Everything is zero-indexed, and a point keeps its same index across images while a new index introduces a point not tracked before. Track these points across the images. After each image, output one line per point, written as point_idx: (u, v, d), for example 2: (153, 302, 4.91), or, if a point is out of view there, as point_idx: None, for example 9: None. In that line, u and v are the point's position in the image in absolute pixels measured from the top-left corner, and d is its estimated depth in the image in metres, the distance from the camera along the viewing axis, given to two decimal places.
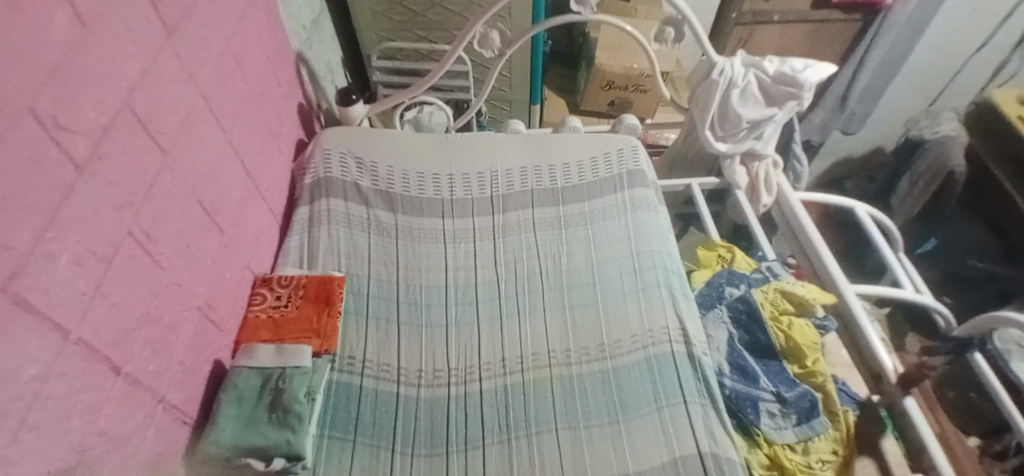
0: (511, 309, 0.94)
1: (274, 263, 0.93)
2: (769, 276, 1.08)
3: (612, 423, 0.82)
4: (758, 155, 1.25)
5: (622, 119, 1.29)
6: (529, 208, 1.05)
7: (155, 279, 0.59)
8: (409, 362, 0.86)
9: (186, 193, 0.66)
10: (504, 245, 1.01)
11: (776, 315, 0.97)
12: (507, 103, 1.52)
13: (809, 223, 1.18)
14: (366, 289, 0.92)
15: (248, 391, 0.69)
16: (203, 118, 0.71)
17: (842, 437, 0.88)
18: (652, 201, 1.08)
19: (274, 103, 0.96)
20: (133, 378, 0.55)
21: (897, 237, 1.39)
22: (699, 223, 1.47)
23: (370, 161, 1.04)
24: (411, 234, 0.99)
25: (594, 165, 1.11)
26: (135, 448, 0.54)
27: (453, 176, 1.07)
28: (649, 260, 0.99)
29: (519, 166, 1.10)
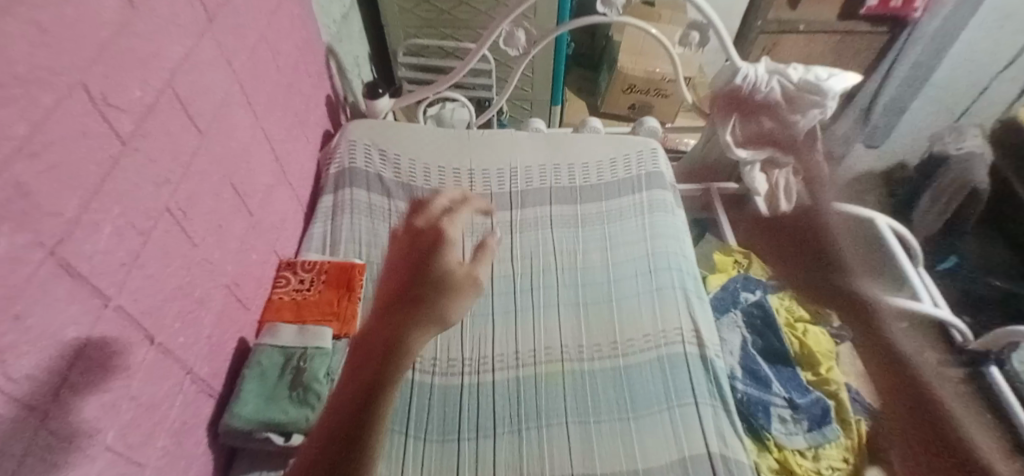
0: (526, 303, 0.95)
1: (298, 248, 0.95)
2: (785, 283, 1.10)
3: (622, 419, 0.82)
4: (778, 163, 1.25)
5: (642, 122, 1.30)
6: (547, 205, 1.07)
7: (187, 255, 0.61)
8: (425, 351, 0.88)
9: (219, 174, 0.69)
10: (521, 241, 1.02)
11: (791, 322, 1.02)
12: (529, 103, 1.54)
13: (827, 231, 1.17)
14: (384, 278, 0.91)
15: (270, 368, 0.71)
16: (237, 104, 0.74)
17: (854, 446, 0.89)
18: (669, 203, 1.09)
19: (303, 93, 0.98)
20: (164, 348, 0.57)
21: (917, 252, 1.39)
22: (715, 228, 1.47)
23: (393, 154, 1.07)
24: None
25: (613, 166, 1.13)
26: (162, 415, 0.57)
27: (474, 172, 1.09)
28: (664, 261, 0.99)
29: (538, 164, 1.12)
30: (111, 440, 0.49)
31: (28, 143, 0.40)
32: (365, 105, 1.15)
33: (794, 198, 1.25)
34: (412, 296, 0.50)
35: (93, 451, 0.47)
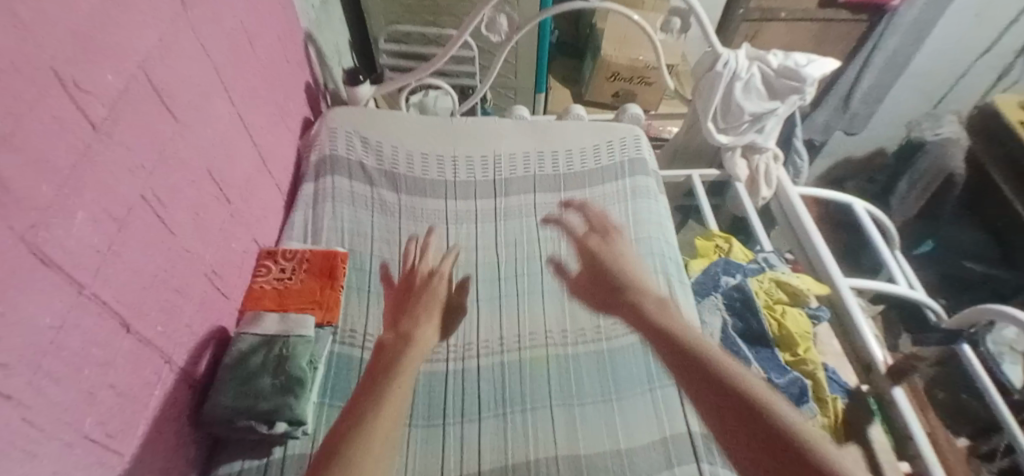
0: (510, 289, 0.95)
1: (279, 237, 0.93)
2: (765, 267, 1.11)
3: (605, 401, 0.84)
4: (759, 149, 1.27)
5: (625, 109, 1.31)
6: (532, 192, 1.07)
7: (165, 243, 0.60)
8: None
9: (197, 162, 0.68)
10: (506, 227, 1.03)
11: (770, 304, 1.03)
12: (512, 90, 1.53)
13: (805, 216, 1.19)
14: (369, 265, 0.91)
15: (252, 357, 0.70)
16: (214, 91, 0.73)
17: (831, 424, 0.94)
18: (652, 189, 1.11)
19: (282, 81, 0.97)
20: (143, 337, 0.56)
21: (894, 236, 1.41)
22: (697, 216, 1.48)
23: (375, 141, 1.06)
24: (414, 214, 1.00)
25: (596, 152, 1.14)
26: (141, 405, 0.56)
27: (457, 158, 1.08)
28: (648, 246, 1.02)
29: (522, 151, 1.12)
30: (90, 429, 0.49)
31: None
32: (347, 93, 1.14)
33: (774, 184, 1.27)
34: (411, 326, 0.67)
35: (69, 439, 0.47)
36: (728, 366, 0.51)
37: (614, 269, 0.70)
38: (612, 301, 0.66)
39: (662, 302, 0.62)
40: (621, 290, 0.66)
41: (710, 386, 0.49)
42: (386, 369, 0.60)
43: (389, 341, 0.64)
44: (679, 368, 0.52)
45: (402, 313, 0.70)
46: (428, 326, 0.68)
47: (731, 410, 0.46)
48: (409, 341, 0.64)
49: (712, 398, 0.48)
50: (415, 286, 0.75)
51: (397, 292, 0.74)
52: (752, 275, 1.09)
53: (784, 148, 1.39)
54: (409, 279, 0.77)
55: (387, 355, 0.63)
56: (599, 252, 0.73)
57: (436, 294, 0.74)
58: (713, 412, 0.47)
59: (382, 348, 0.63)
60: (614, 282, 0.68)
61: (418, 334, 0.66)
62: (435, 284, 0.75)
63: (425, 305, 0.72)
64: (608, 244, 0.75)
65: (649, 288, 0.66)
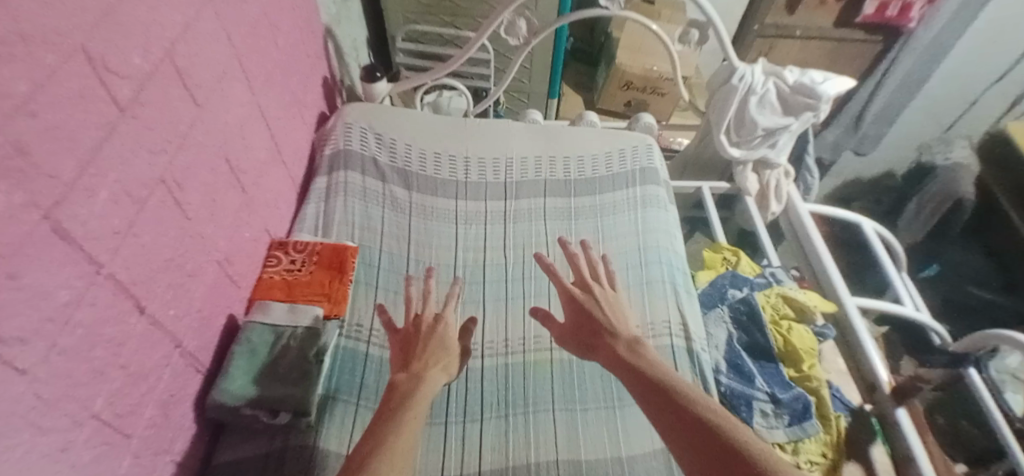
0: (516, 292, 0.95)
1: (290, 228, 0.94)
2: (772, 282, 1.11)
3: (608, 408, 0.84)
4: (770, 164, 1.27)
5: (639, 118, 1.31)
6: (542, 197, 1.07)
7: (181, 228, 0.61)
8: None
9: (214, 149, 0.68)
10: (515, 230, 1.03)
11: (776, 319, 1.03)
12: (526, 95, 1.54)
13: (814, 233, 1.19)
14: (377, 261, 0.91)
15: (260, 346, 0.70)
16: (236, 79, 0.73)
17: (833, 441, 0.93)
18: (662, 199, 1.11)
19: (301, 73, 0.98)
20: (155, 319, 0.57)
21: (902, 258, 1.41)
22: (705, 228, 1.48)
23: (389, 138, 1.06)
24: (424, 213, 1.00)
25: (608, 159, 1.14)
26: (150, 386, 0.56)
27: (469, 159, 1.09)
28: (656, 256, 1.03)
29: (534, 155, 1.12)
30: (99, 408, 0.49)
31: (30, 102, 0.40)
32: (363, 88, 1.14)
33: (784, 199, 1.27)
34: (421, 368, 0.65)
35: (79, 416, 0.47)
36: (701, 403, 0.55)
37: (595, 311, 0.72)
38: (597, 347, 0.68)
39: (635, 342, 0.66)
40: (602, 333, 0.69)
41: (685, 429, 0.53)
42: (401, 403, 0.60)
43: (400, 381, 0.63)
44: (671, 427, 0.54)
45: (408, 358, 0.68)
46: (438, 371, 0.66)
47: (708, 452, 0.50)
48: (420, 380, 0.64)
49: (688, 441, 0.52)
50: (420, 331, 0.71)
51: (400, 338, 0.70)
52: (760, 289, 1.09)
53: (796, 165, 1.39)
54: (413, 323, 0.72)
55: (398, 395, 0.62)
56: (578, 298, 0.74)
57: (442, 339, 0.70)
58: (690, 453, 0.51)
59: (394, 388, 0.62)
60: (594, 324, 0.71)
61: (429, 375, 0.65)
62: (444, 332, 0.71)
63: (434, 355, 0.68)
64: (588, 287, 0.75)
65: (623, 329, 0.69)
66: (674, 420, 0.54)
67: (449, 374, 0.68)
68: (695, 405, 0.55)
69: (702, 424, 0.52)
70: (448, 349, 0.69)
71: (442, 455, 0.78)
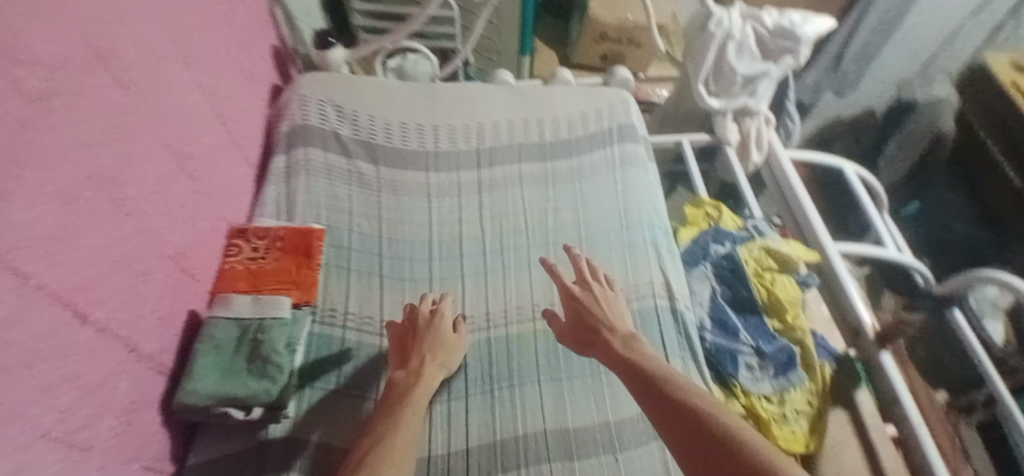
0: (496, 264, 0.93)
1: (250, 213, 0.89)
2: (754, 235, 1.08)
3: (594, 375, 0.84)
4: (750, 112, 1.23)
5: (615, 72, 1.25)
6: (517, 162, 1.04)
7: (122, 226, 0.56)
8: (393, 314, 0.82)
9: (151, 136, 0.63)
10: (490, 200, 1.00)
11: (759, 271, 1.02)
12: (496, 53, 1.47)
13: (796, 181, 1.16)
14: (347, 242, 0.87)
15: (225, 341, 0.67)
16: (168, 58, 0.67)
17: (818, 390, 0.93)
18: (641, 157, 1.10)
19: (245, 45, 0.91)
20: (102, 326, 0.53)
21: (883, 199, 1.40)
22: (687, 182, 1.46)
23: (350, 110, 1.00)
24: (393, 187, 0.96)
25: (583, 120, 1.11)
26: (106, 396, 0.54)
27: (438, 127, 1.04)
28: (636, 218, 1.01)
29: (507, 119, 1.08)
30: (50, 426, 0.46)
31: None
32: (315, 55, 1.07)
33: (765, 148, 1.23)
34: (418, 365, 0.70)
35: (32, 437, 0.44)
36: (691, 393, 0.56)
37: (591, 307, 0.74)
38: (592, 344, 0.70)
39: (631, 339, 0.68)
40: (599, 329, 0.71)
41: (673, 416, 0.54)
42: (399, 400, 0.65)
43: (399, 379, 0.68)
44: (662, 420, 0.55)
45: (406, 356, 0.72)
46: (435, 368, 0.71)
47: (697, 440, 0.51)
48: (418, 376, 0.69)
49: (677, 429, 0.53)
50: (419, 326, 0.75)
51: (398, 333, 0.74)
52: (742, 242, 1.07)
53: (776, 111, 1.35)
54: (411, 318, 0.76)
55: (397, 391, 0.68)
56: (575, 296, 0.76)
57: (443, 332, 0.75)
58: (678, 443, 0.52)
59: (393, 385, 0.68)
60: (591, 320, 0.73)
61: (426, 371, 0.70)
62: (445, 328, 0.76)
63: (431, 350, 0.73)
64: (590, 285, 0.77)
65: (619, 325, 0.71)
66: (667, 410, 0.55)
67: (448, 369, 0.74)
68: (684, 392, 0.56)
69: (696, 419, 0.52)
70: (449, 346, 0.75)
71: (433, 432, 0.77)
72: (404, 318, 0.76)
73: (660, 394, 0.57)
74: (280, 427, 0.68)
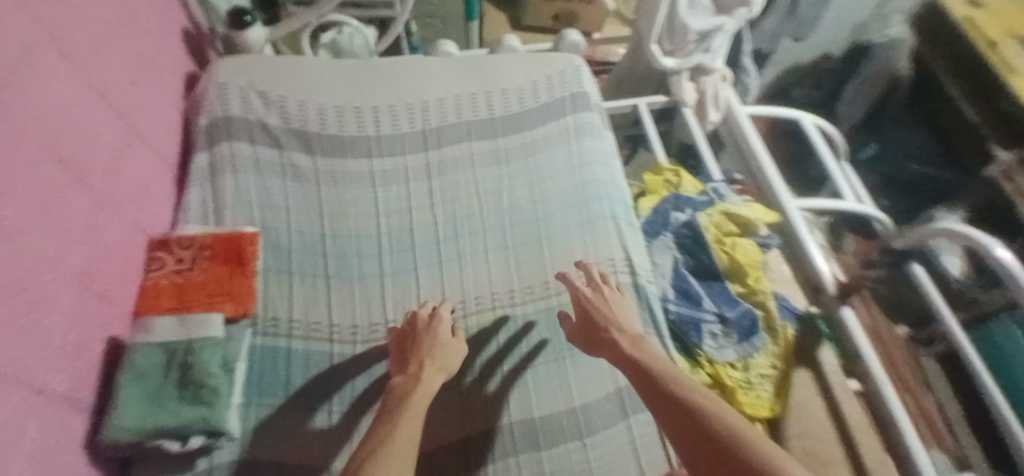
0: (451, 253, 0.89)
1: (174, 219, 0.82)
2: (715, 198, 1.06)
3: (557, 360, 0.82)
4: (707, 70, 1.18)
5: (564, 36, 1.17)
6: (466, 142, 0.99)
7: (11, 256, 0.50)
8: (342, 318, 0.78)
9: (38, 149, 0.56)
10: (441, 184, 0.94)
11: (720, 238, 1.00)
12: (440, 19, 1.38)
13: (755, 140, 1.13)
14: (287, 243, 0.82)
15: (152, 368, 0.62)
16: (47, 56, 0.59)
17: (782, 352, 0.93)
18: (596, 126, 1.05)
19: (147, 31, 0.81)
20: (4, 371, 0.47)
21: (841, 147, 1.38)
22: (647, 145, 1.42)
23: (276, 96, 0.92)
24: (333, 178, 0.89)
25: (535, 89, 1.06)
26: (15, 443, 0.49)
27: (378, 109, 0.97)
28: (595, 191, 0.98)
29: (452, 95, 1.02)
30: None
31: None
32: (229, 36, 0.96)
33: (723, 106, 1.18)
34: (417, 369, 0.67)
35: None
36: (698, 397, 0.59)
37: (600, 310, 0.78)
38: (601, 344, 0.74)
39: (637, 339, 0.73)
40: (606, 328, 0.75)
41: (681, 418, 0.58)
42: (398, 404, 0.62)
43: (398, 384, 0.65)
44: (671, 422, 0.58)
45: (405, 360, 0.70)
46: (434, 371, 0.68)
47: (701, 439, 0.55)
48: (417, 380, 0.66)
49: (683, 430, 0.57)
50: (417, 329, 0.74)
51: (399, 335, 0.73)
52: (702, 208, 1.04)
53: (732, 66, 1.31)
54: (411, 322, 0.75)
55: (398, 396, 0.64)
56: (583, 297, 0.80)
57: (440, 333, 0.72)
58: (684, 442, 0.56)
59: (393, 389, 0.65)
60: (601, 322, 0.76)
61: (425, 374, 0.66)
62: (443, 331, 0.73)
63: (431, 352, 0.70)
64: (600, 287, 0.81)
65: (625, 325, 0.76)
66: (675, 411, 0.59)
67: (449, 372, 0.69)
68: (692, 396, 0.60)
69: (699, 414, 0.57)
70: (447, 348, 0.71)
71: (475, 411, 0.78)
72: (402, 325, 0.76)
73: (666, 393, 0.62)
74: (331, 413, 0.70)
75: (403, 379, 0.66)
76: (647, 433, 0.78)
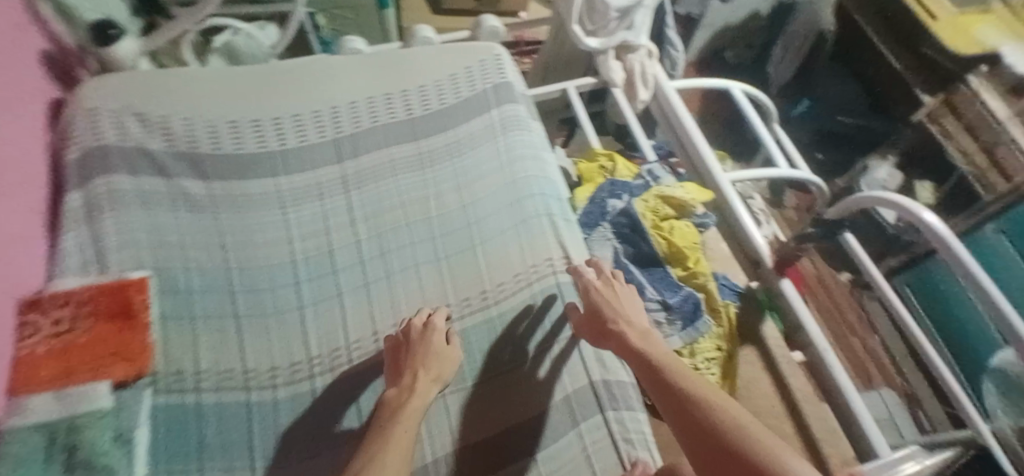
0: (378, 272, 0.82)
1: (49, 272, 0.73)
2: (650, 182, 1.03)
3: (502, 374, 0.79)
4: (632, 47, 1.14)
5: (480, 23, 1.09)
6: (384, 148, 0.92)
7: None
8: (258, 361, 0.72)
9: None
10: (361, 198, 0.87)
11: (657, 223, 0.97)
12: (350, 10, 1.28)
13: (685, 116, 1.10)
14: (186, 283, 0.74)
15: (33, 454, 0.58)
16: None
17: (725, 332, 0.93)
18: (523, 118, 1.00)
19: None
20: None
21: (770, 112, 1.36)
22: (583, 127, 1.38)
23: (157, 118, 0.83)
24: (235, 204, 0.81)
25: (455, 84, 0.99)
26: None
27: (281, 119, 0.88)
28: (527, 188, 0.93)
29: (365, 96, 0.94)
30: None
31: None
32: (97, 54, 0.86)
33: (651, 84, 1.15)
34: (412, 380, 0.68)
35: None
36: (704, 396, 0.59)
37: (606, 303, 0.77)
38: (608, 338, 0.75)
39: (648, 336, 0.72)
40: (613, 322, 0.75)
41: (686, 415, 0.58)
42: (390, 418, 0.64)
43: (392, 398, 0.67)
44: (677, 419, 0.58)
45: (400, 369, 0.71)
46: (430, 382, 0.69)
47: (703, 436, 0.55)
48: (411, 392, 0.67)
49: (689, 426, 0.57)
50: (411, 337, 0.73)
51: (392, 344, 0.73)
52: (638, 193, 1.01)
53: (657, 41, 1.28)
54: (406, 330, 0.74)
55: (391, 408, 0.66)
56: (592, 289, 0.80)
57: (433, 340, 0.72)
58: (688, 437, 0.56)
59: (387, 403, 0.67)
60: (606, 315, 0.76)
61: (420, 386, 0.68)
62: (437, 339, 0.73)
63: (427, 361, 0.70)
64: (611, 282, 0.81)
65: (634, 319, 0.76)
66: (681, 408, 0.59)
67: (444, 381, 0.71)
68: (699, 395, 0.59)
69: (706, 415, 0.56)
70: (444, 356, 0.72)
71: (531, 394, 0.78)
72: (398, 332, 0.75)
73: (678, 392, 0.61)
74: (356, 417, 0.71)
75: (407, 384, 0.68)
76: (598, 439, 0.75)
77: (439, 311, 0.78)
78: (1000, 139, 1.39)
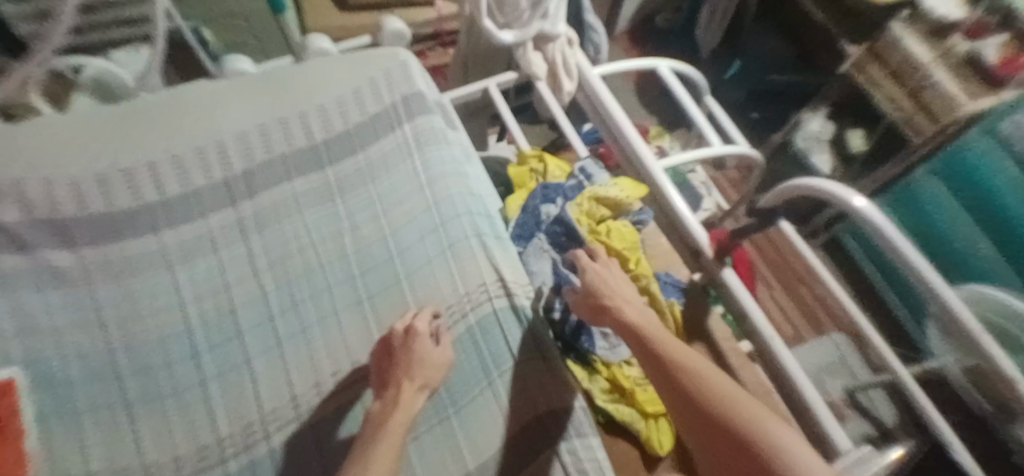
0: (293, 326, 0.75)
1: None
2: (583, 182, 0.96)
3: (441, 419, 0.74)
4: (551, 36, 1.07)
5: (382, 26, 0.99)
6: (286, 181, 0.83)
7: None
8: (159, 452, 0.65)
9: None
10: (263, 243, 0.78)
11: (593, 228, 0.91)
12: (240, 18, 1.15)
13: (612, 105, 1.03)
14: (65, 374, 0.66)
15: None
16: None
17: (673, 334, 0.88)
18: (440, 130, 0.92)
19: None
20: None
21: (701, 86, 1.31)
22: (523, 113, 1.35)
23: (7, 183, 0.72)
24: (114, 273, 0.72)
25: (358, 97, 0.90)
26: None
27: (156, 165, 0.78)
28: (452, 208, 0.86)
29: (256, 124, 0.84)
30: None
31: None
32: None
33: (575, 74, 1.07)
34: (395, 392, 0.65)
35: None
36: (701, 373, 0.58)
37: (603, 283, 0.73)
38: (603, 318, 0.71)
39: (643, 311, 0.69)
40: (610, 299, 0.71)
41: (685, 390, 0.57)
42: (374, 435, 0.60)
43: (376, 413, 0.63)
44: (675, 390, 0.58)
45: (385, 383, 0.67)
46: (414, 392, 0.65)
47: (701, 410, 0.55)
48: (395, 404, 0.63)
49: (687, 401, 0.56)
50: (395, 346, 0.69)
51: (380, 351, 0.70)
52: (572, 196, 0.94)
53: (577, 25, 1.22)
54: (392, 339, 0.70)
55: (377, 421, 0.63)
56: (589, 270, 0.75)
57: (423, 348, 0.68)
58: (685, 412, 0.56)
59: (371, 418, 0.63)
60: (602, 292, 0.72)
61: (404, 397, 0.64)
62: (421, 345, 0.68)
63: (412, 369, 0.66)
64: (608, 263, 0.77)
65: (631, 298, 0.71)
66: (677, 387, 0.58)
67: (430, 388, 0.67)
68: (697, 373, 0.58)
69: (704, 398, 0.55)
70: (427, 362, 0.67)
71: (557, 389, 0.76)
72: (386, 337, 0.70)
73: (674, 370, 0.60)
74: (354, 423, 0.70)
75: (405, 389, 0.65)
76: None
77: (425, 312, 0.73)
78: (927, 82, 1.24)
